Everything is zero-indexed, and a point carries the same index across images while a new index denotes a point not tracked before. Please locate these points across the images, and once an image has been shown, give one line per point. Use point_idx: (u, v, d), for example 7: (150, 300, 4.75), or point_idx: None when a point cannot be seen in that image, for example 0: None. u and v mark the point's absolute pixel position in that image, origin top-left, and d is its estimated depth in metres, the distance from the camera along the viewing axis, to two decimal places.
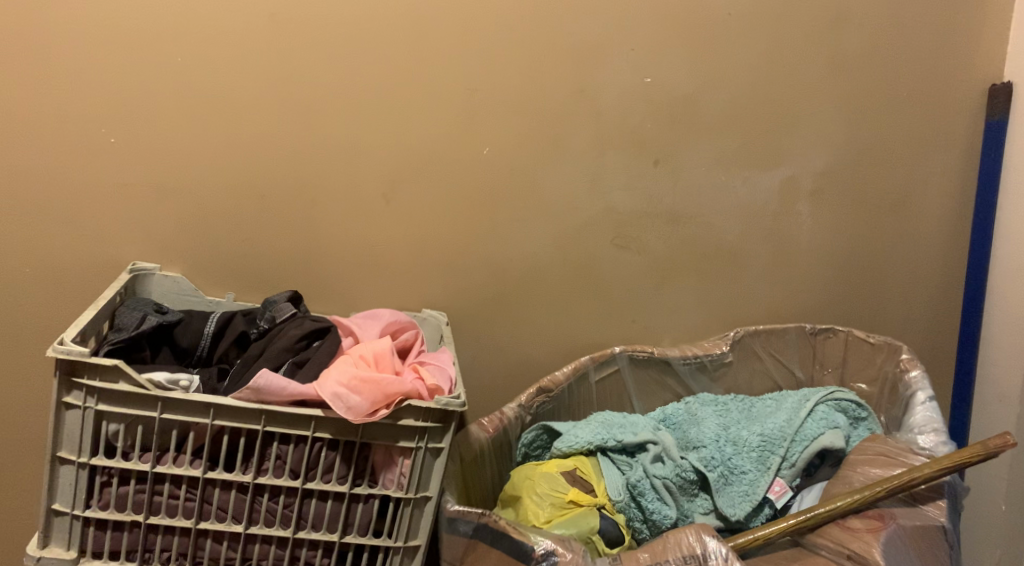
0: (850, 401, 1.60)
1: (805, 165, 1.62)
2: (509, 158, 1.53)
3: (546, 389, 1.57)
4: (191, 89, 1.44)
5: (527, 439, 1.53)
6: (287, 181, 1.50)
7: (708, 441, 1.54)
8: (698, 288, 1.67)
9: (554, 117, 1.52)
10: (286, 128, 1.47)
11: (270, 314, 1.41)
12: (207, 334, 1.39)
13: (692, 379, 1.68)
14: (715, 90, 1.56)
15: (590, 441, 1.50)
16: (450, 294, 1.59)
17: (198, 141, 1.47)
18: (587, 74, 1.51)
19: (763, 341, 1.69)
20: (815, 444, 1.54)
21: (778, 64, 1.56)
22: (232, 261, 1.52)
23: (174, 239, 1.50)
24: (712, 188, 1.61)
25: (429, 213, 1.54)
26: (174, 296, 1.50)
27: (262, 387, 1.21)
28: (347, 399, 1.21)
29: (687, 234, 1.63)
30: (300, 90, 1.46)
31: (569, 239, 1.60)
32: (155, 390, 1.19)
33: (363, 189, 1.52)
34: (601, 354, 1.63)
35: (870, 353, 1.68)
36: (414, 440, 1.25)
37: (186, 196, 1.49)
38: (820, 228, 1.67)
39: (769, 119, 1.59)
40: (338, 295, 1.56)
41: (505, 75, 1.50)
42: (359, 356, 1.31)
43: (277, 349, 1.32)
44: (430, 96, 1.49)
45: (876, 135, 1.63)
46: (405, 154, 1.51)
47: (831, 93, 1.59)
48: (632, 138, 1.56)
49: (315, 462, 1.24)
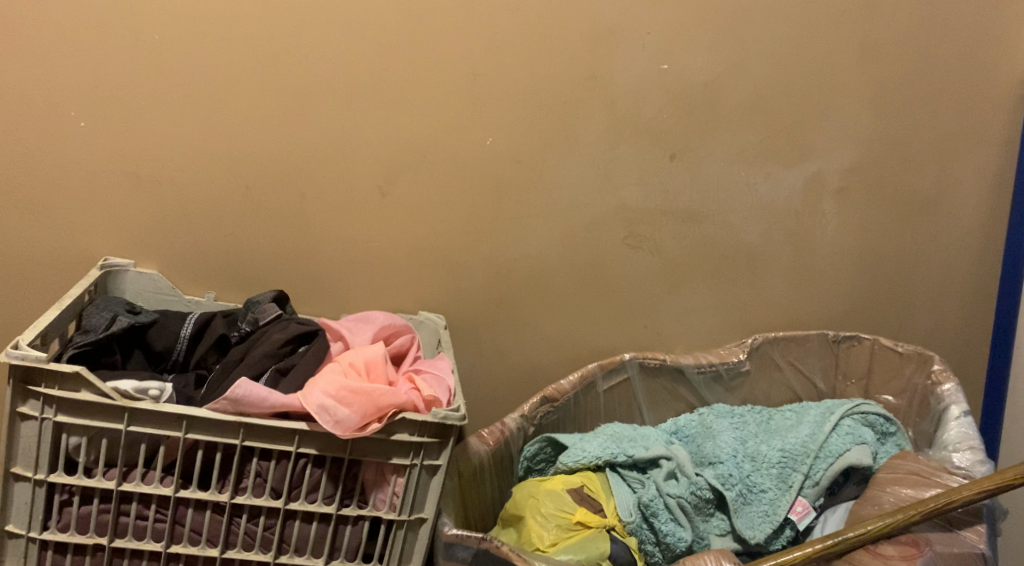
0: (877, 415, 1.49)
1: (831, 161, 1.51)
2: (514, 149, 1.42)
3: (550, 399, 1.46)
4: (170, 72, 1.33)
5: (530, 451, 1.42)
6: (274, 173, 1.39)
7: (725, 457, 1.43)
8: (714, 292, 1.56)
9: (563, 106, 1.41)
10: (274, 115, 1.36)
11: (253, 316, 1.30)
12: (184, 337, 1.28)
13: (707, 389, 1.57)
14: (736, 79, 1.44)
15: (598, 456, 1.39)
16: (449, 296, 1.48)
17: (178, 128, 1.35)
18: (599, 59, 1.40)
19: (782, 349, 1.58)
20: (841, 461, 1.42)
21: (804, 52, 1.45)
22: (213, 257, 1.41)
23: (150, 233, 1.39)
24: (731, 184, 1.50)
25: (427, 209, 1.43)
26: (151, 295, 1.40)
27: (241, 397, 1.09)
28: (335, 411, 1.10)
29: (703, 233, 1.52)
30: (287, 72, 1.35)
31: (578, 237, 1.48)
32: (121, 399, 1.07)
33: (355, 181, 1.40)
34: (610, 361, 1.52)
35: (899, 364, 1.57)
36: (409, 457, 1.14)
37: (163, 187, 1.37)
38: (845, 229, 1.56)
39: (793, 111, 1.48)
40: (328, 295, 1.45)
41: (511, 60, 1.38)
42: (348, 364, 1.19)
43: (258, 355, 1.21)
44: (428, 81, 1.37)
45: (908, 131, 1.52)
46: (401, 144, 1.39)
47: (860, 84, 1.48)
48: (647, 130, 1.44)
49: (298, 480, 1.13)
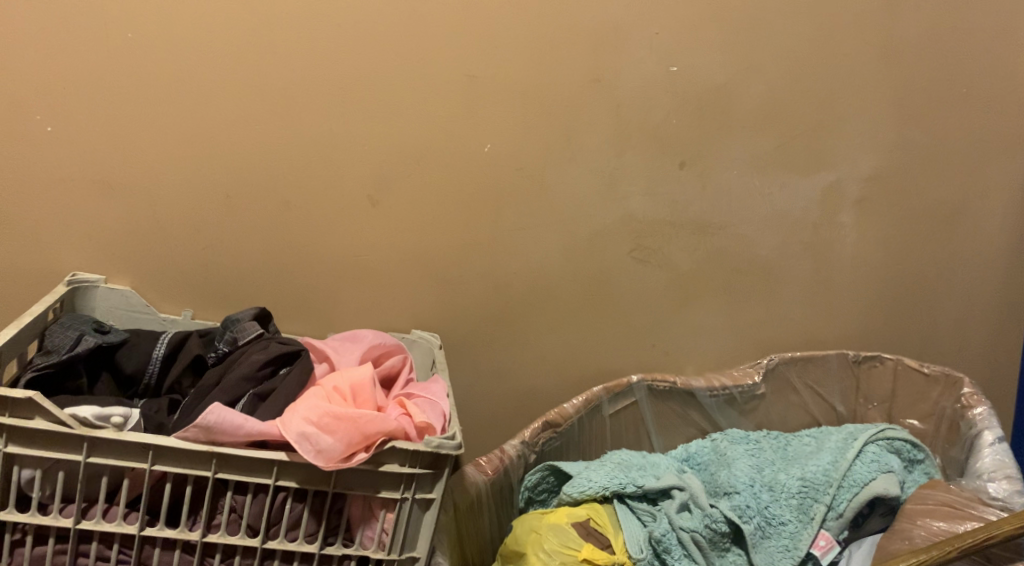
0: (903, 441, 1.39)
1: (851, 169, 1.42)
2: (513, 157, 1.33)
3: (552, 424, 1.37)
4: (144, 74, 1.24)
5: (531, 481, 1.32)
6: (257, 181, 1.29)
7: (741, 487, 1.33)
8: (727, 308, 1.46)
9: (566, 110, 1.32)
10: (256, 120, 1.27)
11: (231, 335, 1.19)
12: (156, 359, 1.18)
13: (719, 413, 1.48)
14: (749, 82, 1.35)
15: (605, 486, 1.29)
16: (444, 313, 1.38)
17: (152, 134, 1.26)
18: (604, 60, 1.31)
19: (799, 370, 1.49)
20: (866, 491, 1.32)
21: (822, 53, 1.36)
22: (191, 272, 1.32)
23: (124, 245, 1.30)
24: (744, 193, 1.40)
25: (421, 220, 1.34)
26: (123, 312, 1.30)
27: (212, 425, 0.99)
28: (317, 440, 1.00)
29: (715, 246, 1.42)
30: (268, 73, 1.25)
31: (582, 251, 1.39)
32: (79, 427, 0.97)
33: (344, 190, 1.31)
34: (616, 384, 1.43)
35: (924, 386, 1.48)
36: (398, 490, 1.04)
37: (137, 196, 1.28)
38: (865, 242, 1.46)
39: (811, 116, 1.38)
40: (316, 312, 1.36)
41: (509, 60, 1.29)
42: (332, 388, 1.09)
43: (235, 377, 1.10)
44: (420, 83, 1.28)
45: (932, 138, 1.43)
46: (392, 151, 1.30)
47: (881, 87, 1.39)
48: (655, 137, 1.35)
49: (276, 517, 1.02)
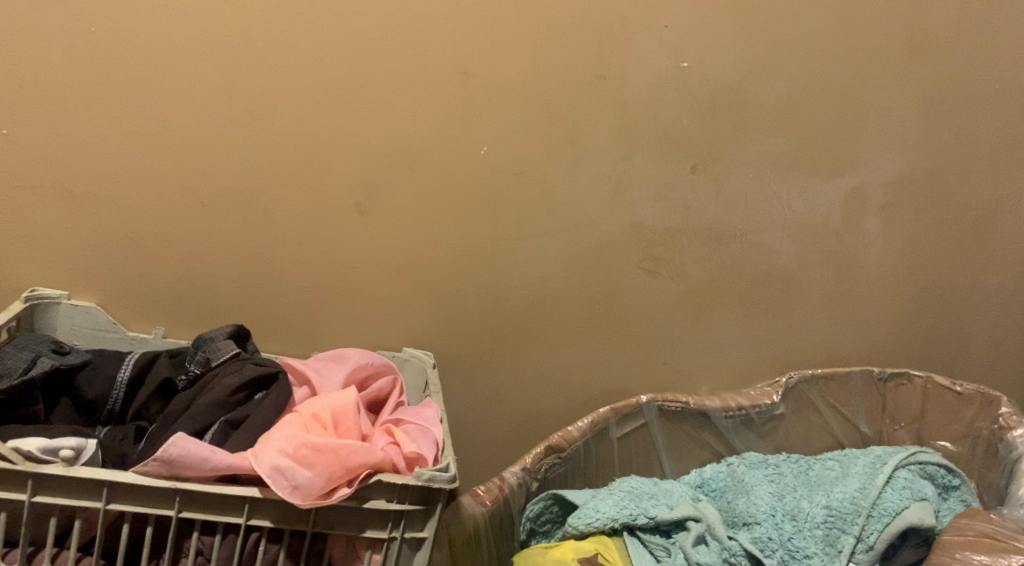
0: (936, 466, 1.28)
1: (875, 172, 1.32)
2: (511, 160, 1.22)
3: (556, 449, 1.27)
4: (109, 71, 1.13)
5: (533, 511, 1.22)
6: (234, 188, 1.19)
7: (762, 517, 1.22)
8: (743, 323, 1.36)
9: (568, 110, 1.22)
10: (233, 122, 1.17)
11: (203, 356, 1.09)
12: (120, 383, 1.07)
13: (736, 436, 1.37)
14: (767, 78, 1.25)
15: (614, 518, 1.19)
16: (438, 330, 1.28)
17: (119, 136, 1.16)
18: (609, 54, 1.20)
19: (821, 389, 1.39)
20: (898, 522, 1.21)
21: (844, 46, 1.26)
22: (163, 286, 1.22)
23: (89, 258, 1.20)
24: (761, 198, 1.30)
25: (412, 229, 1.23)
26: (87, 332, 1.21)
27: (175, 458, 0.88)
28: (293, 475, 0.90)
29: (730, 255, 1.32)
30: (244, 69, 1.15)
31: (586, 262, 1.29)
32: (24, 463, 0.87)
33: (328, 197, 1.21)
34: (625, 405, 1.32)
35: (957, 406, 1.38)
36: (385, 529, 0.94)
37: (103, 205, 1.18)
38: (891, 251, 1.36)
39: (833, 115, 1.28)
40: (300, 330, 1.26)
41: (506, 54, 1.18)
42: (312, 415, 0.99)
43: (205, 404, 1.00)
44: (409, 79, 1.18)
45: (963, 138, 1.32)
46: (380, 154, 1.20)
47: (909, 84, 1.29)
48: (664, 138, 1.25)
49: (248, 560, 0.92)
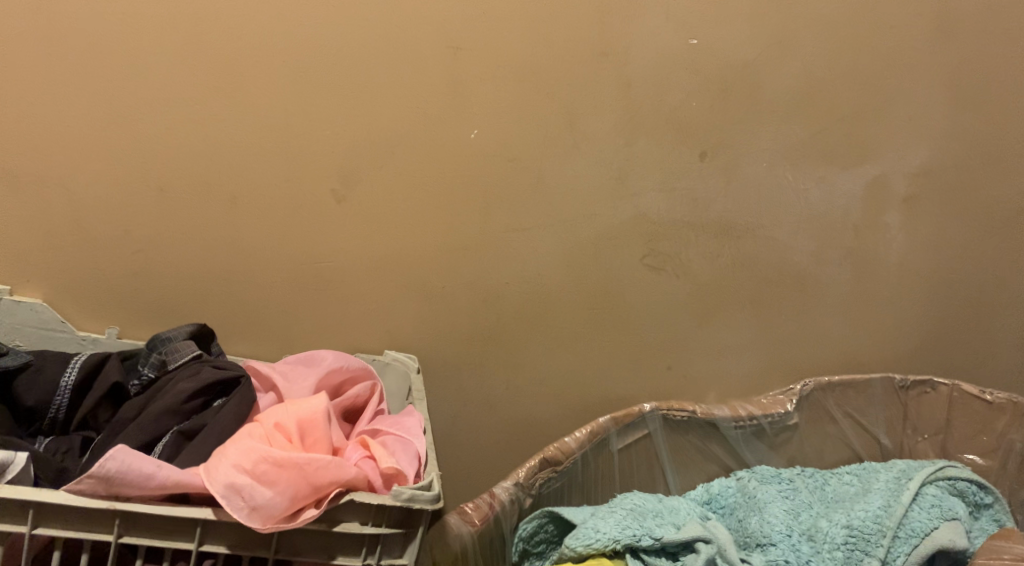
0: (967, 483, 1.17)
1: (898, 162, 1.21)
2: (504, 144, 1.11)
3: (552, 462, 1.15)
4: (57, 40, 1.02)
5: (526, 530, 1.10)
6: (197, 173, 1.08)
7: (777, 537, 1.12)
8: (754, 326, 1.25)
9: (566, 90, 1.11)
10: (196, 99, 1.05)
11: (159, 358, 0.98)
12: (64, 388, 0.95)
13: (745, 447, 1.26)
14: (783, 58, 1.14)
15: (615, 539, 1.07)
16: (422, 331, 1.17)
17: (68, 114, 1.04)
18: (611, 29, 1.10)
19: (838, 398, 1.28)
20: (927, 544, 1.10)
21: (867, 24, 1.15)
22: (119, 281, 1.10)
23: (36, 250, 1.08)
24: (774, 189, 1.19)
25: (395, 220, 1.12)
26: (34, 331, 1.09)
27: (114, 474, 0.79)
28: (251, 494, 0.80)
29: (741, 251, 1.21)
30: (208, 41, 1.04)
31: (584, 258, 1.18)
32: None
33: (301, 184, 1.09)
34: (625, 414, 1.21)
35: (986, 417, 1.27)
36: (359, 556, 0.83)
37: (51, 190, 1.06)
38: (914, 248, 1.25)
39: (853, 99, 1.17)
40: (271, 330, 1.14)
41: (499, 28, 1.07)
42: (276, 425, 0.87)
43: (155, 413, 0.89)
44: (392, 54, 1.06)
45: (993, 126, 1.21)
46: (358, 137, 1.09)
47: (936, 67, 1.18)
48: (671, 122, 1.14)
49: None
